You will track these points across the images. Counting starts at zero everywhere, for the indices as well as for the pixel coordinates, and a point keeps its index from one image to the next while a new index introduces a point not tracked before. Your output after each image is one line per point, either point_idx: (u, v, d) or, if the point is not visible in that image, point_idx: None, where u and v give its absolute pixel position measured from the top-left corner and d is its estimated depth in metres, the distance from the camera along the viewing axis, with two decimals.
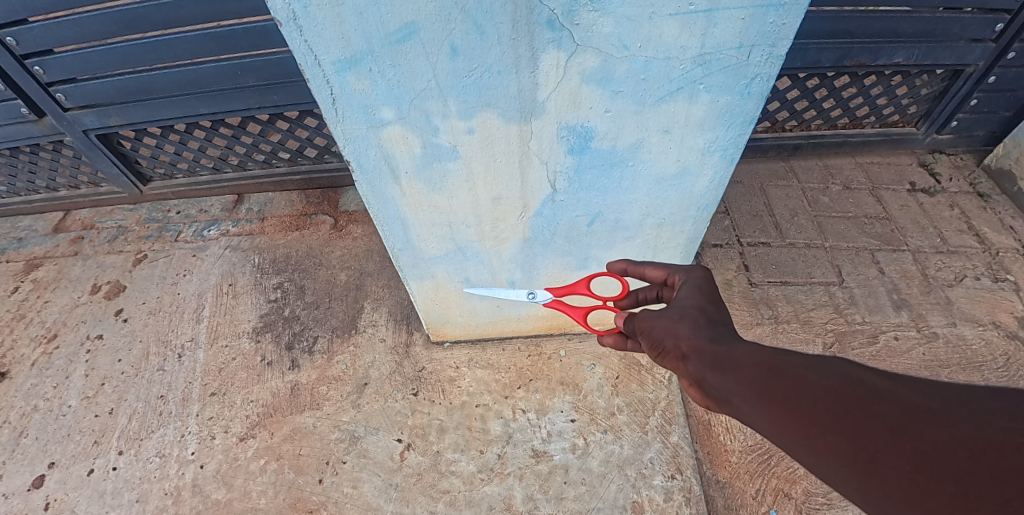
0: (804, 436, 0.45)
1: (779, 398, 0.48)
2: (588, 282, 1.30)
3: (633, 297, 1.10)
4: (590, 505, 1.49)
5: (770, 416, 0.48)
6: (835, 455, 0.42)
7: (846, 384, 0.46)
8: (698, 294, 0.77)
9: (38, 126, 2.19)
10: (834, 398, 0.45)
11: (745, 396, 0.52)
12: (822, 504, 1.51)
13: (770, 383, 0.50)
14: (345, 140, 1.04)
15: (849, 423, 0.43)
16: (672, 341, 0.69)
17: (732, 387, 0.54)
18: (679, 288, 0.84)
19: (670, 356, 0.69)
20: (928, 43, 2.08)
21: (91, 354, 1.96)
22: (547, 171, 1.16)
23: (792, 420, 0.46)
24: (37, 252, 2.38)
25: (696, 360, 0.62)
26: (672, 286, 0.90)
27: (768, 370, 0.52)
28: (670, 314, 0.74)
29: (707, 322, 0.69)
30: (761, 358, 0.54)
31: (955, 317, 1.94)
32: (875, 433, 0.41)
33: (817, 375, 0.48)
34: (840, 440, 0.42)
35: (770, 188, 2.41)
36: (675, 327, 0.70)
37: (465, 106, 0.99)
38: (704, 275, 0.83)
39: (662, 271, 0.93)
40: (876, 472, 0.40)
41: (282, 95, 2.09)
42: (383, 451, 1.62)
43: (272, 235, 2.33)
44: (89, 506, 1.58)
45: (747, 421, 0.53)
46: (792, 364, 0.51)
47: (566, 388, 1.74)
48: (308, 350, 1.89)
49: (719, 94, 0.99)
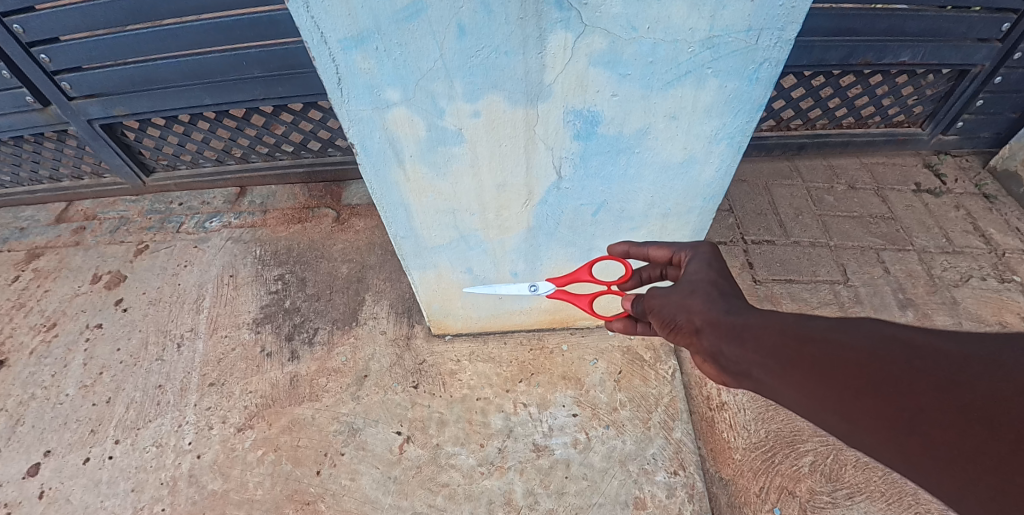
0: (838, 401, 0.45)
1: (807, 365, 0.49)
2: (591, 268, 1.29)
3: (637, 279, 1.09)
4: (591, 500, 1.47)
5: (799, 383, 0.49)
6: (873, 417, 0.43)
7: (878, 343, 0.47)
8: (708, 269, 0.76)
9: (43, 115, 2.19)
10: (868, 360, 0.46)
11: (768, 366, 0.53)
12: (827, 503, 1.48)
13: (796, 351, 0.51)
14: (350, 122, 1.04)
15: (888, 384, 0.43)
16: (684, 317, 0.69)
17: (753, 358, 0.55)
18: (686, 264, 0.83)
19: (683, 331, 0.70)
20: (934, 42, 2.07)
21: (90, 343, 1.95)
22: (552, 157, 1.15)
23: (824, 386, 0.46)
24: (39, 241, 2.38)
25: (710, 333, 0.63)
26: (678, 264, 0.89)
27: (792, 337, 0.53)
28: (681, 289, 0.73)
29: (719, 294, 0.69)
30: (782, 326, 0.55)
31: (961, 317, 1.92)
32: (915, 392, 0.42)
33: (846, 338, 0.49)
34: (877, 402, 0.43)
35: (774, 188, 2.40)
36: (686, 303, 0.70)
37: (470, 88, 0.98)
38: (711, 250, 0.82)
39: (666, 250, 0.92)
40: (918, 431, 0.40)
41: (287, 86, 2.09)
42: (382, 444, 1.60)
43: (274, 228, 2.32)
44: (83, 495, 1.56)
45: (772, 391, 0.53)
46: (817, 329, 0.52)
47: (568, 382, 1.72)
48: (308, 341, 1.87)
49: (727, 79, 0.98)
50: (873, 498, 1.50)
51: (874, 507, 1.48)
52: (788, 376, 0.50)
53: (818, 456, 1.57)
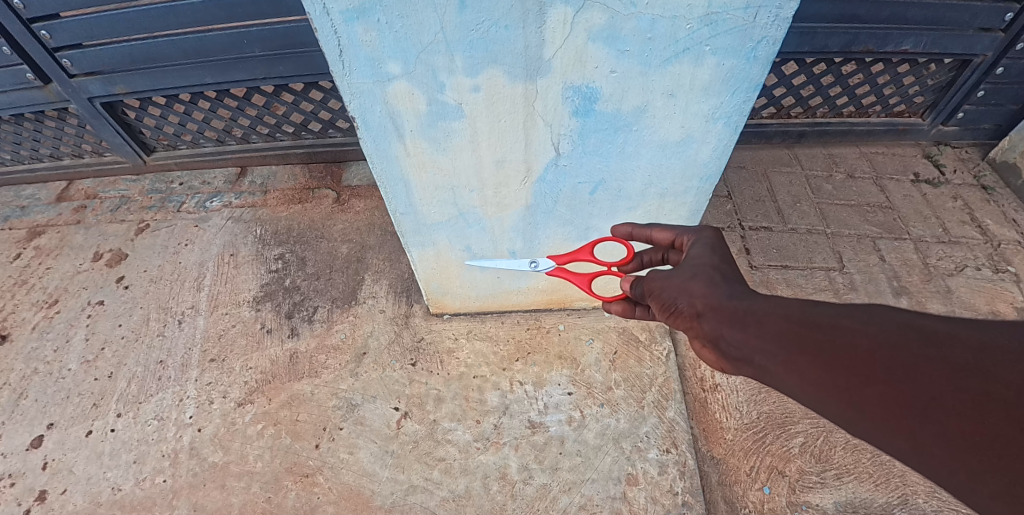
0: (846, 388, 0.46)
1: (812, 351, 0.49)
2: (591, 248, 1.31)
3: (637, 262, 1.12)
4: (585, 475, 1.50)
5: (803, 371, 0.49)
6: (880, 403, 0.43)
7: (890, 331, 0.47)
8: (711, 253, 0.77)
9: (44, 93, 2.19)
10: (880, 347, 0.46)
11: (771, 352, 0.54)
12: (816, 482, 1.51)
13: (802, 335, 0.52)
14: (352, 95, 1.04)
15: (900, 370, 0.44)
16: (687, 301, 0.70)
17: (756, 344, 0.56)
18: (688, 248, 0.85)
19: (685, 315, 0.71)
20: (937, 31, 2.07)
21: (92, 319, 1.97)
22: (551, 134, 1.16)
23: (832, 373, 0.47)
24: (40, 220, 2.38)
25: (713, 318, 0.64)
26: (680, 247, 0.91)
27: (797, 323, 0.54)
28: (682, 273, 0.75)
29: (722, 279, 0.70)
30: (788, 313, 0.56)
31: (955, 305, 1.94)
32: (929, 380, 0.42)
33: (856, 324, 0.49)
34: (887, 390, 0.43)
35: (773, 175, 2.41)
36: (688, 286, 0.71)
37: (471, 62, 0.99)
38: (714, 235, 0.83)
39: (669, 233, 0.94)
40: (930, 419, 0.40)
41: (288, 66, 2.09)
42: (380, 419, 1.63)
43: (274, 208, 2.33)
44: (86, 466, 1.59)
45: (774, 377, 0.54)
46: (824, 315, 0.53)
47: (564, 362, 1.74)
48: (308, 319, 1.90)
49: (725, 57, 0.99)
50: (861, 478, 1.53)
51: (862, 487, 1.51)
52: (793, 362, 0.51)
53: (808, 437, 1.60)
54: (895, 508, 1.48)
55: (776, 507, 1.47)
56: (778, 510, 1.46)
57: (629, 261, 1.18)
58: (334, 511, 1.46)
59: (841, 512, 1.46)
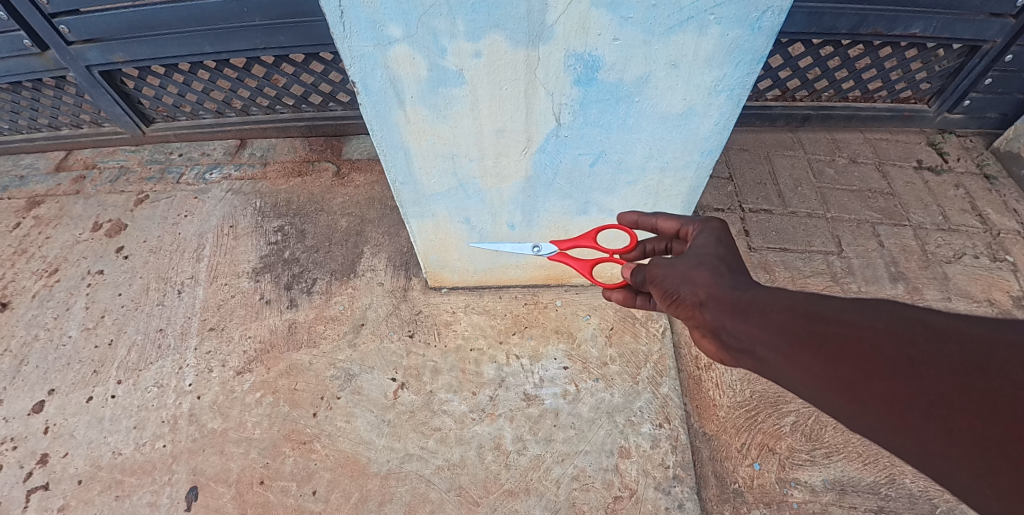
0: (848, 383, 0.46)
1: (816, 345, 0.50)
2: (594, 235, 1.31)
3: (641, 250, 1.14)
4: (578, 448, 1.52)
5: (805, 364, 0.50)
6: (883, 398, 0.43)
7: (897, 326, 0.47)
8: (716, 245, 0.77)
9: (41, 60, 2.17)
10: (886, 342, 0.46)
11: (773, 343, 0.54)
12: (806, 460, 1.54)
13: (807, 329, 0.52)
14: (352, 59, 1.03)
15: (904, 366, 0.43)
16: (689, 290, 0.71)
17: (757, 334, 0.57)
18: (694, 237, 0.85)
19: (686, 304, 0.71)
20: (947, 15, 2.04)
21: (91, 288, 1.98)
22: (552, 103, 1.16)
23: (835, 368, 0.47)
24: (39, 190, 2.38)
25: (714, 307, 0.65)
26: (684, 237, 0.91)
27: (801, 315, 0.54)
28: (686, 261, 0.75)
29: (726, 270, 0.71)
30: (793, 305, 0.56)
31: (951, 292, 1.95)
32: (933, 377, 0.41)
33: (861, 318, 0.50)
34: (889, 385, 0.43)
35: (776, 158, 2.40)
36: (691, 275, 0.72)
37: (473, 26, 0.98)
38: (720, 226, 0.83)
39: (675, 223, 0.94)
40: (933, 416, 0.40)
41: (289, 36, 2.07)
42: (377, 390, 1.65)
43: (274, 181, 2.32)
44: (87, 431, 1.61)
45: (775, 369, 0.55)
46: (829, 308, 0.53)
47: (561, 336, 1.76)
48: (307, 291, 1.91)
49: (729, 27, 0.97)
50: (850, 457, 1.55)
51: (850, 466, 1.53)
52: (795, 355, 0.51)
53: (799, 417, 1.62)
54: (883, 487, 1.50)
55: (765, 483, 1.49)
56: (768, 486, 1.48)
57: (631, 249, 1.19)
58: (330, 477, 1.49)
59: (829, 490, 1.49)
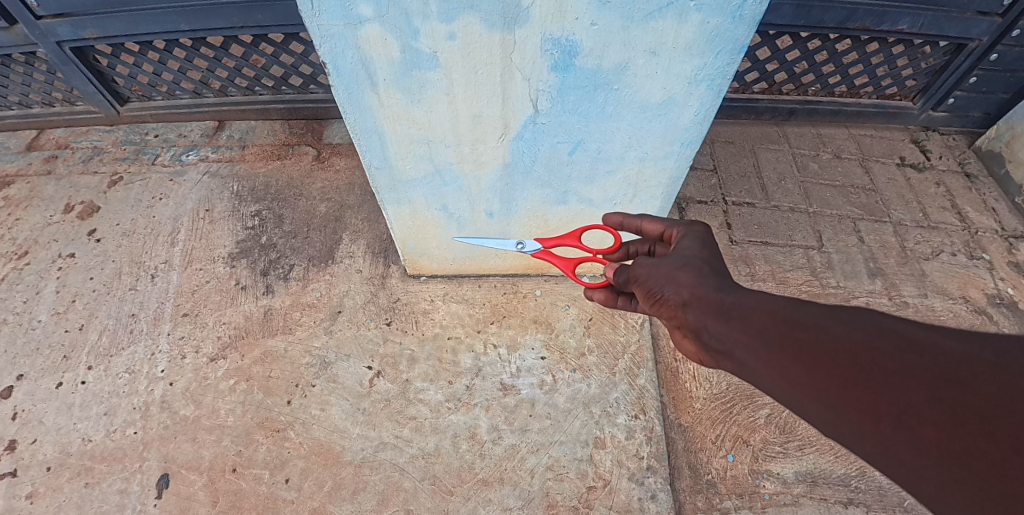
0: (823, 389, 0.43)
1: (794, 349, 0.47)
2: (579, 234, 1.30)
3: (624, 252, 1.13)
4: (553, 438, 1.52)
5: (783, 369, 0.47)
6: (856, 406, 0.41)
7: (874, 335, 0.44)
8: (700, 247, 0.76)
9: (9, 35, 2.08)
10: (861, 350, 0.43)
11: (751, 347, 0.51)
12: (778, 452, 1.55)
13: (783, 333, 0.49)
14: (321, 38, 0.99)
15: (880, 375, 0.41)
16: (673, 290, 0.68)
17: (737, 337, 0.54)
18: (679, 240, 0.83)
19: (669, 304, 0.69)
20: (934, 11, 2.03)
21: (62, 272, 1.92)
22: (529, 89, 1.13)
23: (810, 374, 0.44)
24: (9, 169, 2.30)
25: (697, 308, 0.62)
26: (668, 240, 0.90)
27: (781, 320, 0.51)
28: (671, 262, 0.74)
29: (710, 272, 0.69)
30: (772, 309, 0.53)
31: (928, 289, 1.97)
32: (907, 387, 0.39)
33: (840, 325, 0.46)
34: (863, 393, 0.41)
35: (761, 151, 2.40)
36: (675, 275, 0.70)
37: (446, 7, 0.95)
38: (705, 230, 0.82)
39: (659, 225, 0.92)
40: (904, 426, 0.38)
41: (267, 15, 2.01)
42: (353, 378, 1.63)
43: (253, 164, 2.27)
44: (56, 417, 1.58)
45: (752, 373, 0.52)
46: (810, 315, 0.50)
47: (539, 326, 1.75)
48: (283, 277, 1.87)
49: (710, 14, 0.95)
50: (822, 450, 1.57)
51: (822, 458, 1.55)
52: (774, 360, 0.48)
53: (774, 410, 1.63)
54: (852, 479, 1.53)
55: (738, 474, 1.51)
56: (740, 478, 1.50)
57: (614, 250, 1.18)
58: (304, 465, 1.48)
59: (800, 482, 1.51)
